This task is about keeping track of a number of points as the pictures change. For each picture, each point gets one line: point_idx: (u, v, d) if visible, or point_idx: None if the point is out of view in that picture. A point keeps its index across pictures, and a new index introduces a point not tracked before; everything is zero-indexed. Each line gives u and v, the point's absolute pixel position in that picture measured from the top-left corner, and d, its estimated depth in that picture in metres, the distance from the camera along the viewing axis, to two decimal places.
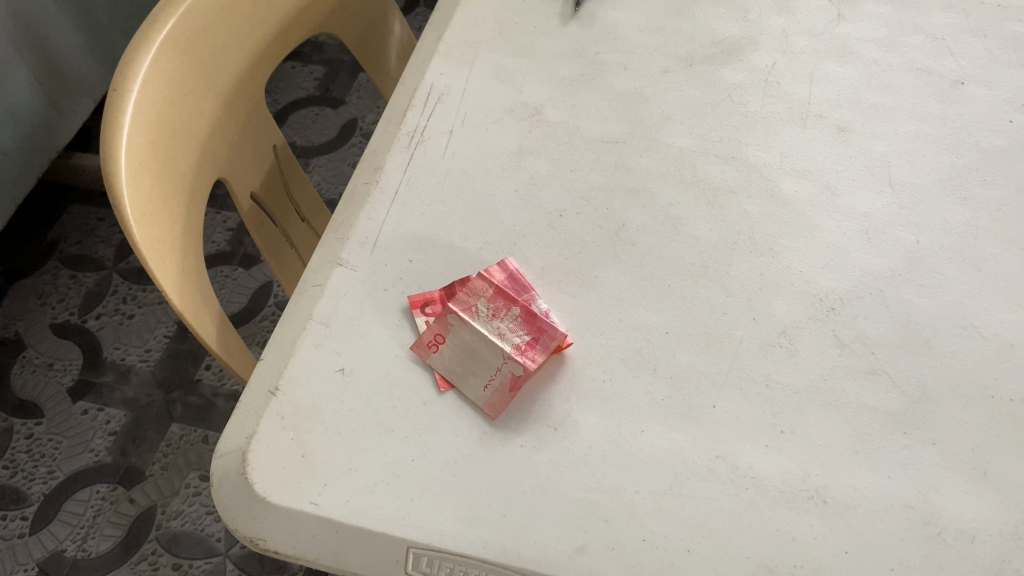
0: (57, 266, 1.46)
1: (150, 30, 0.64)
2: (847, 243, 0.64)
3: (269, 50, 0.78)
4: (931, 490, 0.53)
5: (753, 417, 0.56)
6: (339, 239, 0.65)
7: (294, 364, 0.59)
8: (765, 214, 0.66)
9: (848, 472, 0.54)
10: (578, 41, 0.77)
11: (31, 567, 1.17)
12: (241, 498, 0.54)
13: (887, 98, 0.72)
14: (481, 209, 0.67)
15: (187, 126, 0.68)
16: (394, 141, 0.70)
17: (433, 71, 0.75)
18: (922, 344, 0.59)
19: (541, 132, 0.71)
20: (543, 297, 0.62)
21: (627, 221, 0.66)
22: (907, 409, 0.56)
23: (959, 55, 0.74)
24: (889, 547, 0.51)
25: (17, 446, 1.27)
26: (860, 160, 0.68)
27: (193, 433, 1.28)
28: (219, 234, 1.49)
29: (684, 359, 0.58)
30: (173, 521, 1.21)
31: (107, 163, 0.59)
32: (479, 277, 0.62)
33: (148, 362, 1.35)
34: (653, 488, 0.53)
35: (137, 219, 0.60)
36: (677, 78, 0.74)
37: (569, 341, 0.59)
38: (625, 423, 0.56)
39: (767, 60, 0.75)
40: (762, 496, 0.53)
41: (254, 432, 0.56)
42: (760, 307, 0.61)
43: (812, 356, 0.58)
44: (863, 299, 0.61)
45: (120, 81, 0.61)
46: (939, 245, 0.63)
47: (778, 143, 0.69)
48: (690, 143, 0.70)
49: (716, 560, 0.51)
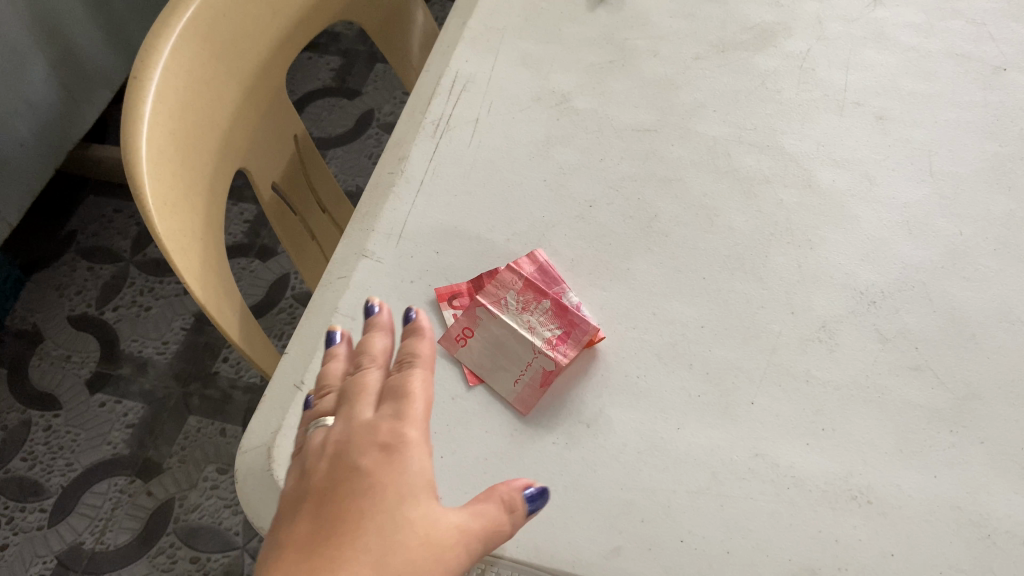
0: (74, 257, 1.46)
1: (170, 16, 0.62)
2: (888, 234, 0.62)
3: (290, 39, 0.77)
4: (980, 491, 0.51)
5: (793, 414, 0.54)
6: (363, 230, 0.64)
7: (319, 357, 0.58)
8: (802, 205, 0.63)
9: (892, 472, 0.52)
10: (607, 27, 0.76)
11: (49, 560, 1.17)
12: (266, 495, 0.53)
13: (927, 85, 0.69)
14: (509, 200, 0.65)
15: (209, 116, 0.66)
16: (418, 131, 0.69)
17: (457, 59, 0.73)
18: (967, 338, 0.57)
19: (569, 120, 0.70)
20: (573, 290, 0.61)
21: (659, 213, 0.64)
22: (953, 406, 0.54)
23: (1001, 41, 0.71)
24: (938, 550, 0.49)
25: (36, 438, 1.27)
26: (899, 149, 0.66)
27: (210, 426, 1.27)
28: (235, 225, 1.48)
29: (720, 354, 0.57)
30: (191, 514, 1.20)
31: (128, 152, 0.58)
32: (508, 269, 0.61)
33: (166, 354, 1.34)
34: (691, 487, 0.52)
35: (160, 209, 0.58)
36: (709, 64, 0.72)
37: (601, 336, 0.58)
38: (659, 419, 0.54)
39: (802, 46, 0.73)
40: (804, 496, 0.51)
41: (280, 427, 0.55)
42: (799, 301, 0.59)
43: (853, 351, 0.56)
44: (905, 292, 0.59)
45: (140, 69, 0.60)
46: (983, 236, 0.61)
47: (814, 131, 0.67)
48: (723, 131, 0.68)
49: (756, 561, 0.50)
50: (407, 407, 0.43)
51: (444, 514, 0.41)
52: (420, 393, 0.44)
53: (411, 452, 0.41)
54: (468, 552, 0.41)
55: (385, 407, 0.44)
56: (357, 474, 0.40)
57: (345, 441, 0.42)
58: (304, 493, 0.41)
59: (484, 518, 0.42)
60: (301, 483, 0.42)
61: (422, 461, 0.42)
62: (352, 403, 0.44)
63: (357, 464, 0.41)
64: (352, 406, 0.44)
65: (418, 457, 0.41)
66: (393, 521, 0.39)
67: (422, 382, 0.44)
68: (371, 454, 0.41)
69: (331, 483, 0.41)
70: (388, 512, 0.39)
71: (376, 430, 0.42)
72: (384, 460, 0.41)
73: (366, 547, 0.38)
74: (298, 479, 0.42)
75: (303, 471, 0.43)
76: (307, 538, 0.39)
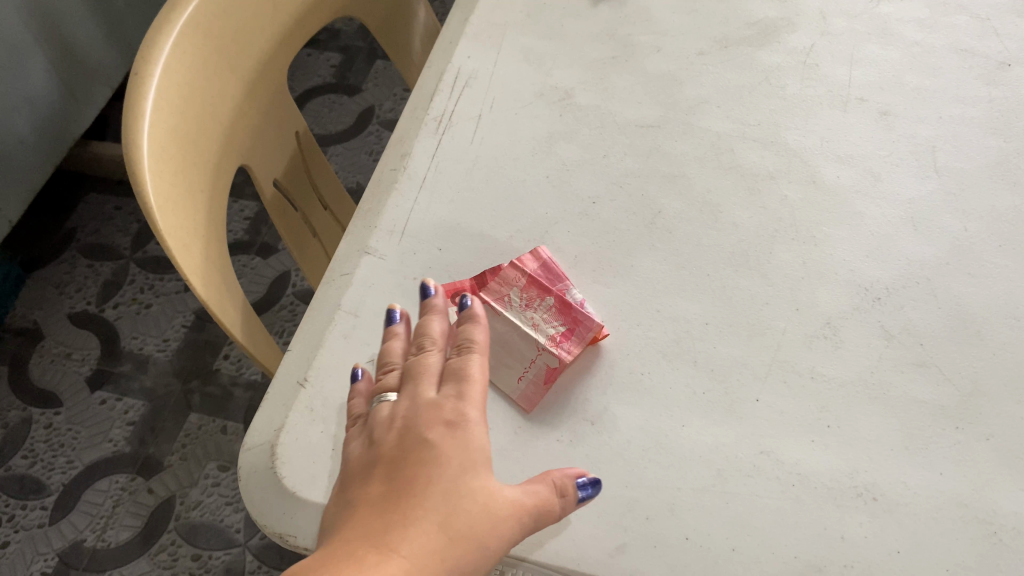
0: (74, 255, 1.45)
1: (171, 12, 0.62)
2: (892, 230, 0.61)
3: (291, 36, 0.76)
4: (986, 487, 0.51)
5: (799, 411, 0.54)
6: (366, 227, 0.63)
7: (322, 354, 0.58)
8: (806, 201, 0.63)
9: (898, 469, 0.52)
10: (609, 23, 0.75)
11: (51, 558, 1.17)
12: (270, 493, 0.53)
13: (931, 80, 0.69)
14: (512, 196, 0.65)
15: (210, 112, 0.66)
16: (420, 127, 0.68)
17: (459, 55, 0.73)
18: (972, 334, 0.57)
19: (572, 116, 0.69)
20: (577, 287, 0.60)
21: (663, 209, 0.64)
22: (958, 403, 0.54)
23: (1006, 36, 0.71)
24: (944, 547, 0.49)
25: (37, 436, 1.27)
26: (903, 145, 0.66)
27: (211, 423, 1.27)
28: (236, 222, 1.48)
29: (725, 351, 0.56)
30: (192, 511, 1.20)
31: (129, 148, 0.57)
32: (511, 266, 0.60)
33: (166, 352, 1.34)
34: (696, 485, 0.52)
35: (161, 205, 0.58)
36: (712, 60, 0.72)
37: (605, 332, 0.57)
38: (664, 417, 0.54)
39: (806, 42, 0.72)
40: (809, 493, 0.51)
41: (283, 425, 0.55)
42: (803, 297, 0.59)
43: (858, 348, 0.56)
44: (910, 289, 0.59)
45: (141, 65, 0.59)
46: (989, 232, 0.61)
47: (818, 127, 0.67)
48: (727, 127, 0.68)
49: (762, 559, 0.49)
50: (468, 387, 0.47)
51: (499, 489, 0.45)
52: (477, 375, 0.48)
53: (472, 431, 0.45)
54: (520, 524, 0.45)
55: (446, 386, 0.48)
56: (423, 445, 0.44)
57: (411, 416, 0.46)
58: (374, 460, 0.46)
59: (536, 496, 0.46)
60: (370, 451, 0.46)
61: (482, 439, 0.45)
62: (416, 380, 0.48)
63: (423, 437, 0.45)
64: (416, 384, 0.48)
65: (477, 435, 0.45)
66: (455, 489, 0.43)
67: (479, 365, 0.48)
68: (435, 430, 0.45)
69: (399, 453, 0.45)
70: (452, 480, 0.43)
71: (440, 406, 0.46)
72: (447, 434, 0.45)
73: (432, 510, 0.42)
74: (367, 447, 0.47)
75: (371, 440, 0.47)
76: (379, 499, 0.43)
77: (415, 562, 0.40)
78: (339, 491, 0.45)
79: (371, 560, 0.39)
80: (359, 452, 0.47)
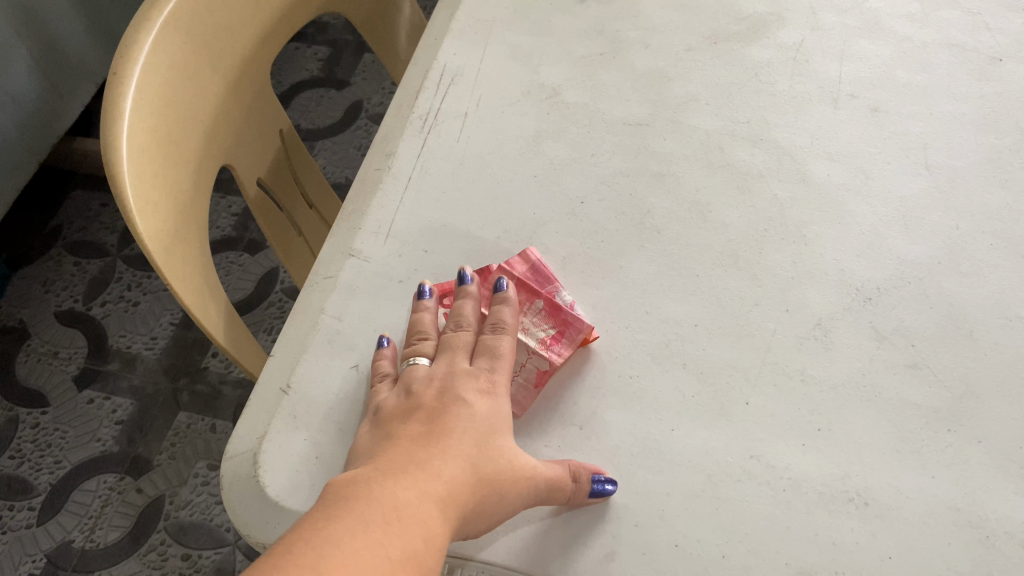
0: (60, 252, 1.44)
1: (151, 8, 0.60)
2: (884, 229, 0.61)
3: (273, 33, 0.75)
4: (978, 491, 0.50)
5: (789, 414, 0.53)
6: (351, 228, 0.62)
7: (306, 360, 0.57)
8: (797, 200, 0.62)
9: (890, 472, 0.51)
10: (597, 19, 0.74)
11: (39, 559, 1.16)
12: (252, 502, 0.52)
13: (922, 76, 0.68)
14: (498, 196, 0.64)
15: (191, 112, 0.65)
16: (406, 126, 0.67)
17: (445, 52, 0.72)
18: (964, 335, 0.56)
19: (559, 114, 0.68)
20: (566, 288, 0.59)
21: (652, 208, 0.63)
22: (950, 405, 0.53)
23: (996, 31, 0.70)
24: (937, 552, 0.49)
25: (24, 436, 1.26)
26: (895, 142, 0.65)
27: (200, 422, 1.26)
28: (223, 219, 1.47)
29: (715, 354, 0.56)
30: (181, 511, 1.19)
31: (108, 149, 0.56)
32: (499, 271, 0.59)
33: (154, 350, 1.33)
34: (686, 491, 0.51)
35: (140, 207, 0.57)
36: (701, 56, 0.71)
37: (594, 335, 0.57)
38: (653, 421, 0.53)
39: (796, 38, 0.71)
40: (800, 498, 0.50)
41: (265, 432, 0.54)
42: (793, 298, 0.58)
43: (850, 349, 0.56)
44: (901, 289, 0.58)
45: (119, 64, 0.58)
46: (980, 231, 0.60)
47: (808, 124, 0.66)
48: (716, 124, 0.67)
49: (753, 566, 0.49)
50: (500, 363, 0.53)
51: (521, 454, 0.50)
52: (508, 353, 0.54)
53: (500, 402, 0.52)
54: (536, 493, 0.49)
55: (480, 359, 0.54)
56: (461, 403, 0.51)
57: (450, 378, 0.52)
58: (412, 408, 0.51)
59: (554, 470, 0.50)
60: (408, 401, 0.52)
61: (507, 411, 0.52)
62: (451, 350, 0.54)
63: (461, 397, 0.51)
64: (453, 352, 0.54)
65: (503, 406, 0.52)
66: (488, 441, 0.49)
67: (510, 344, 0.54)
68: (472, 394, 0.51)
69: (438, 405, 0.51)
70: (483, 436, 0.49)
71: (476, 376, 0.53)
72: (483, 399, 0.51)
73: (467, 452, 0.48)
74: (404, 398, 0.52)
75: (409, 393, 0.52)
76: (418, 436, 0.49)
77: (452, 488, 0.46)
78: (376, 427, 0.51)
79: (419, 479, 0.45)
80: (395, 402, 0.52)
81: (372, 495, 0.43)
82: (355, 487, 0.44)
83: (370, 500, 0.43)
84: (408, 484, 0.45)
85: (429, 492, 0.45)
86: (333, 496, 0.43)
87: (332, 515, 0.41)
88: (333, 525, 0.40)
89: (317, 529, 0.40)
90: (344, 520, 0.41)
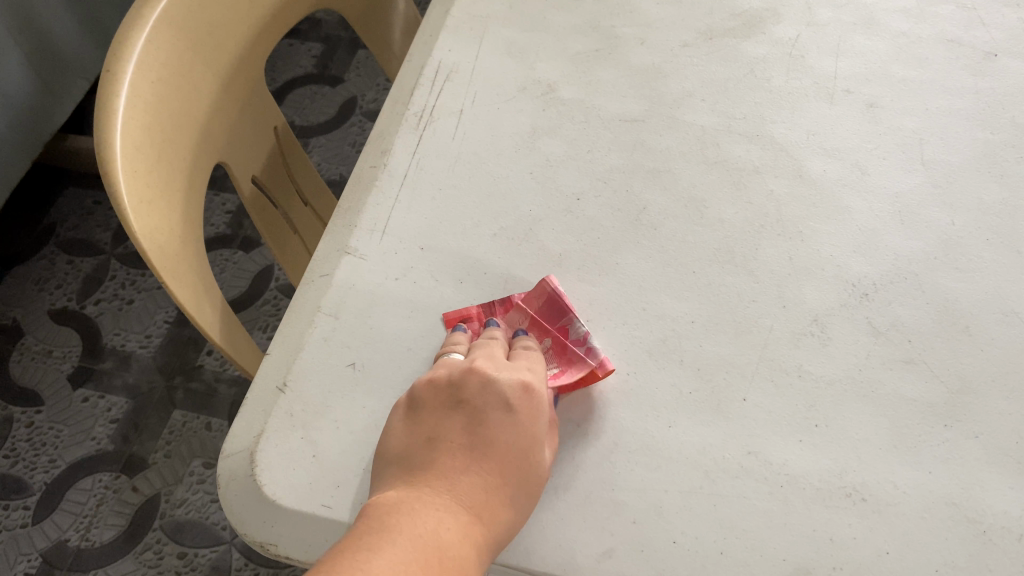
0: (53, 250, 1.43)
1: (144, 5, 0.60)
2: (880, 224, 0.61)
3: (268, 29, 0.75)
4: (975, 486, 0.51)
5: (786, 410, 0.53)
6: (346, 226, 0.62)
7: (302, 358, 0.57)
8: (793, 196, 0.62)
9: (887, 468, 0.51)
10: (593, 15, 0.74)
11: (34, 558, 1.15)
12: (249, 501, 0.52)
13: (918, 71, 0.68)
14: (494, 193, 0.64)
15: (185, 109, 0.64)
16: (401, 123, 0.67)
17: (440, 48, 0.72)
18: (961, 330, 0.56)
19: (555, 110, 0.68)
20: (582, 320, 0.57)
21: (648, 205, 0.63)
22: (946, 400, 0.53)
23: (992, 26, 0.70)
24: (933, 547, 0.49)
25: (18, 435, 1.25)
26: (890, 138, 0.65)
27: (195, 419, 1.26)
28: (217, 216, 1.46)
29: (712, 350, 0.56)
30: (177, 509, 1.18)
31: (102, 147, 0.56)
32: (514, 309, 0.58)
33: (148, 348, 1.32)
34: (683, 487, 0.51)
35: (135, 205, 0.57)
36: (697, 52, 0.71)
37: (607, 370, 0.55)
38: (650, 417, 0.53)
39: (791, 33, 0.71)
40: (797, 494, 0.50)
41: (262, 431, 0.54)
42: (790, 294, 0.58)
43: (847, 346, 0.56)
44: (898, 284, 0.58)
45: (113, 61, 0.58)
46: (975, 226, 0.60)
47: (804, 120, 0.66)
48: (711, 121, 0.67)
49: (751, 562, 0.49)
50: (537, 368, 0.54)
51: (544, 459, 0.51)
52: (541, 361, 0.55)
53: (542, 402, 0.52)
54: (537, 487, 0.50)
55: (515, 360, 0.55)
56: (504, 404, 0.51)
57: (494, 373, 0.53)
58: (455, 405, 0.52)
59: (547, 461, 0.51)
60: (448, 391, 0.52)
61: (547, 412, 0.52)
62: (487, 349, 0.55)
63: (506, 397, 0.51)
64: (491, 352, 0.55)
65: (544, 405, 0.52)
66: (529, 451, 0.50)
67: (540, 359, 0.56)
68: (516, 395, 0.52)
69: (481, 402, 0.51)
70: (525, 449, 0.50)
71: (516, 371, 0.53)
72: (524, 396, 0.52)
73: (506, 472, 0.49)
74: (446, 384, 0.52)
75: (451, 383, 0.52)
76: (460, 449, 0.50)
77: (487, 523, 0.47)
78: (413, 423, 0.52)
79: (458, 516, 0.47)
80: (435, 393, 0.52)
81: (417, 529, 0.45)
82: (400, 517, 0.45)
83: (414, 535, 0.44)
84: (451, 522, 0.46)
85: (472, 533, 0.46)
86: (378, 528, 0.45)
87: (376, 545, 0.43)
88: (380, 555, 0.42)
89: (361, 560, 0.42)
90: (390, 554, 0.43)
